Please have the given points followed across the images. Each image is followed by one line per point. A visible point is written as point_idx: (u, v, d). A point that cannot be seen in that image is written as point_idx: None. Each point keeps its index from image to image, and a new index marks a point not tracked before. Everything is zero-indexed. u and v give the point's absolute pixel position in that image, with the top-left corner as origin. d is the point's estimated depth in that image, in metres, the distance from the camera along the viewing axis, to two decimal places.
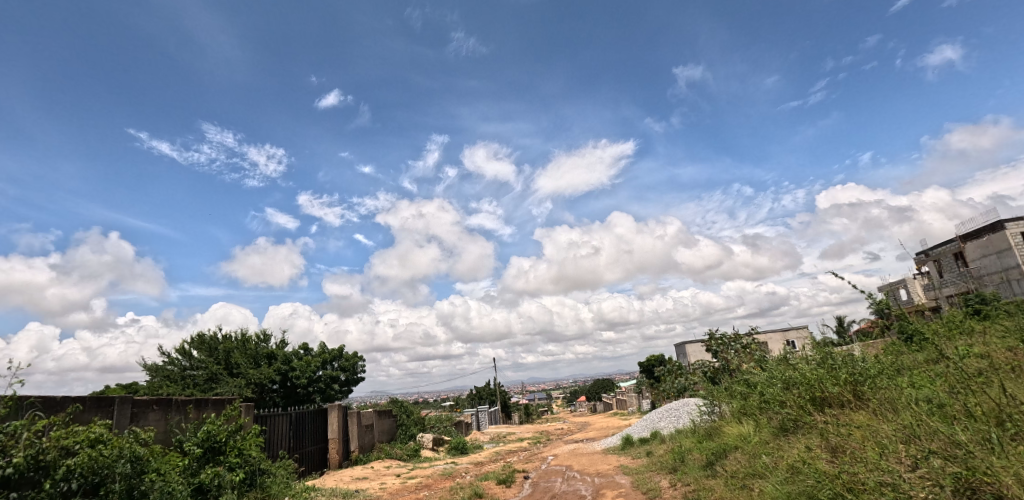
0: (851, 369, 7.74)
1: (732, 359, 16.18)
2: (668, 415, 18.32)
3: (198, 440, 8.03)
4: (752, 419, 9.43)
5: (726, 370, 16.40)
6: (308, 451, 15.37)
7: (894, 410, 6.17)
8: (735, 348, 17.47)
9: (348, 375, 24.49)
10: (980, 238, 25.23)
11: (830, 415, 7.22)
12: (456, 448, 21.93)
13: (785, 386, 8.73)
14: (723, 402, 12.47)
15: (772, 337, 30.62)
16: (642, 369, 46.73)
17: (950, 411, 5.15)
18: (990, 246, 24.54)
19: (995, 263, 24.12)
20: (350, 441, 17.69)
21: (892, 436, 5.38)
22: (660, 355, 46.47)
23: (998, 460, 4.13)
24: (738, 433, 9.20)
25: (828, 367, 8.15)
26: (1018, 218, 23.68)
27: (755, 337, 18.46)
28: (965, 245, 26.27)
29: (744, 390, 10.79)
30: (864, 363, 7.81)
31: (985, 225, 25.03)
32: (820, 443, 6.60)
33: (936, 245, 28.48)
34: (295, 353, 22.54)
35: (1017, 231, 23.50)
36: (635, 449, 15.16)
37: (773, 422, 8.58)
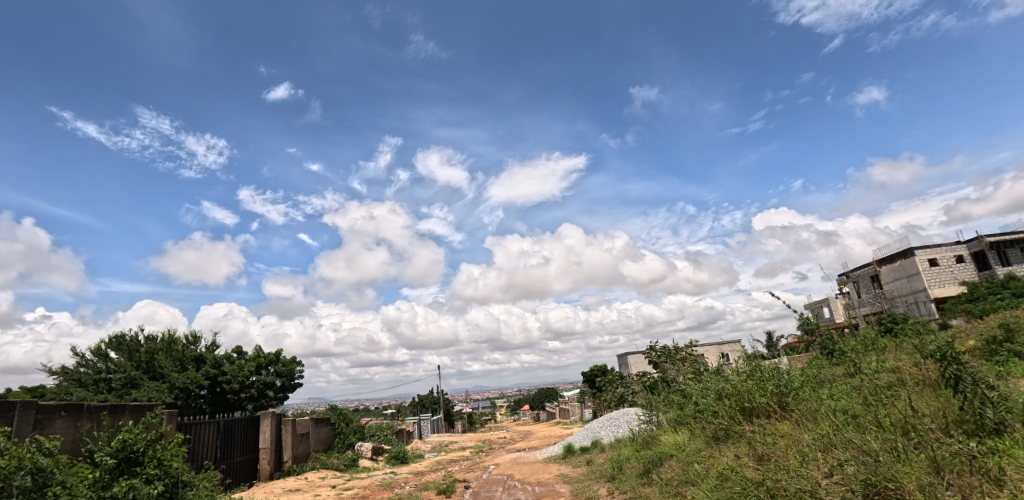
0: (778, 381, 8.22)
1: (671, 370, 16.77)
2: (609, 425, 18.69)
3: (112, 450, 7.47)
4: (686, 428, 9.80)
5: (664, 381, 16.97)
6: (236, 462, 14.62)
7: (814, 421, 6.60)
8: (674, 359, 18.11)
9: (284, 381, 23.49)
10: (893, 263, 27.39)
11: (757, 425, 7.64)
12: (396, 457, 21.46)
13: (717, 396, 9.14)
14: (660, 411, 12.89)
15: (709, 350, 31.94)
16: (585, 379, 47.54)
17: (863, 421, 5.57)
18: (902, 270, 26.70)
19: (906, 286, 26.28)
20: (284, 451, 16.98)
21: (812, 445, 5.75)
22: (603, 365, 47.48)
23: (902, 467, 4.50)
24: (673, 442, 9.52)
25: (756, 379, 8.62)
26: (926, 245, 25.90)
27: (692, 349, 19.22)
28: (880, 268, 28.45)
29: (681, 400, 11.18)
30: (789, 375, 8.31)
31: (898, 251, 27.22)
32: (747, 452, 6.95)
33: (856, 267, 30.71)
34: (226, 356, 21.37)
35: (925, 257, 25.70)
36: (575, 458, 15.39)
37: (705, 431, 8.96)
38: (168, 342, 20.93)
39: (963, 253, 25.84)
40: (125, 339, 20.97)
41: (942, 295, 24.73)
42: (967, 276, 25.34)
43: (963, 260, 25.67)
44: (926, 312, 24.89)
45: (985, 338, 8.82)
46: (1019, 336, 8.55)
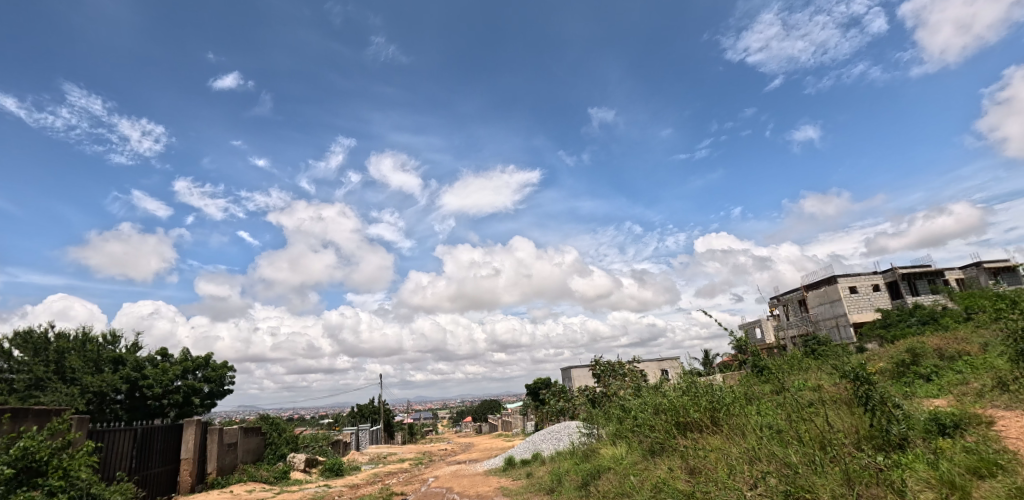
0: (711, 396, 8.60)
1: (612, 385, 17.16)
2: (550, 438, 18.85)
3: (9, 459, 6.81)
4: (625, 442, 10.07)
5: (605, 395, 17.35)
6: (154, 473, 13.67)
7: (742, 435, 6.97)
8: (615, 374, 18.56)
9: (212, 387, 22.23)
10: (819, 289, 29.29)
11: (690, 439, 7.97)
12: (331, 469, 20.72)
13: (655, 410, 9.44)
14: (600, 425, 13.17)
15: (649, 366, 32.90)
16: (529, 391, 47.71)
17: (785, 436, 5.93)
18: (826, 295, 28.57)
19: (829, 310, 28.14)
20: (207, 462, 16.04)
21: (738, 458, 6.08)
22: (547, 378, 47.84)
23: (818, 479, 4.83)
24: (611, 455, 9.76)
25: (691, 395, 8.98)
26: (847, 273, 27.89)
27: (633, 365, 19.73)
28: (807, 293, 30.35)
29: (620, 414, 11.46)
30: (721, 391, 8.72)
31: (823, 277, 29.15)
32: (680, 465, 7.21)
33: (785, 291, 32.65)
34: (148, 359, 20.03)
35: (846, 284, 27.65)
36: (515, 471, 15.42)
37: (642, 444, 9.25)
38: (82, 340, 19.51)
39: (879, 282, 28.00)
40: (33, 336, 19.36)
41: (860, 321, 26.66)
42: (882, 303, 27.41)
43: (879, 289, 27.80)
44: (845, 336, 26.71)
45: (895, 361, 9.59)
46: (924, 359, 9.34)
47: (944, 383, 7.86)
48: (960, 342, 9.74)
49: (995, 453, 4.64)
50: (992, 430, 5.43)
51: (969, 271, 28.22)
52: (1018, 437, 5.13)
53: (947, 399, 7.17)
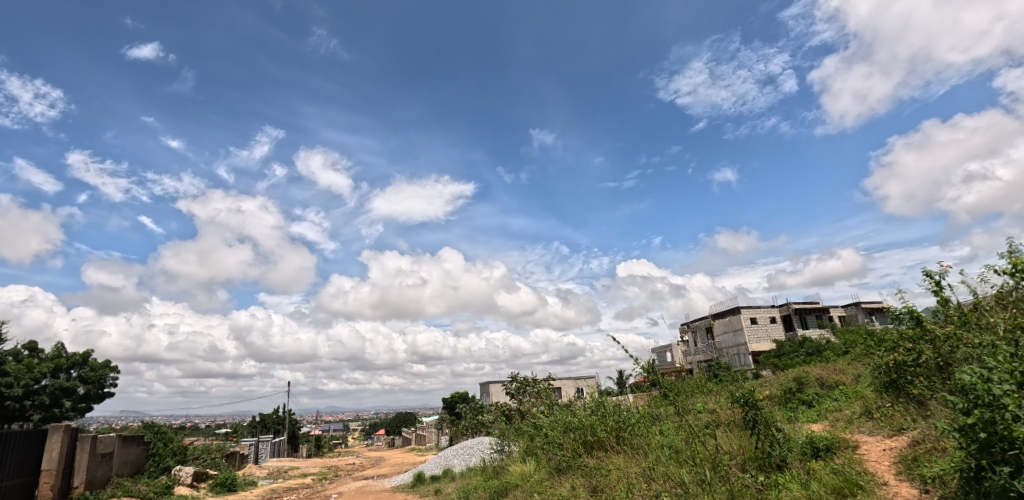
0: (617, 416, 8.85)
1: (526, 403, 17.29)
2: (462, 453, 18.59)
3: None
4: (534, 458, 10.08)
5: (519, 412, 17.43)
6: (5, 487, 11.95)
7: (643, 455, 7.20)
8: (530, 390, 18.72)
9: (89, 389, 19.95)
10: (724, 318, 31.33)
11: (595, 458, 8.13)
12: (222, 483, 19.14)
13: (564, 429, 9.50)
14: (512, 441, 13.22)
15: (566, 383, 33.54)
16: (445, 405, 46.95)
17: (681, 456, 6.17)
18: (729, 325, 30.62)
19: (731, 339, 30.18)
20: (74, 475, 14.27)
21: (637, 477, 6.27)
22: (464, 392, 47.32)
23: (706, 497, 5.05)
24: (520, 472, 9.75)
25: (599, 414, 9.18)
26: (749, 305, 30.10)
27: (549, 382, 20.01)
28: (713, 322, 32.36)
29: (532, 431, 11.47)
30: (627, 412, 9.00)
31: (728, 307, 31.24)
32: (583, 483, 7.33)
33: (695, 318, 34.62)
34: (11, 354, 17.65)
35: (747, 315, 29.81)
36: (424, 487, 15.04)
37: (550, 461, 9.33)
38: None
39: (775, 315, 30.42)
40: None
41: (758, 350, 28.75)
42: (777, 335, 29.78)
43: (775, 321, 30.18)
44: (744, 363, 28.70)
45: (784, 388, 10.38)
46: (808, 387, 10.19)
47: (822, 410, 8.62)
48: (838, 373, 10.73)
49: (857, 474, 5.11)
50: (857, 454, 5.99)
51: (850, 309, 31.39)
52: (877, 460, 5.69)
53: (823, 424, 7.84)
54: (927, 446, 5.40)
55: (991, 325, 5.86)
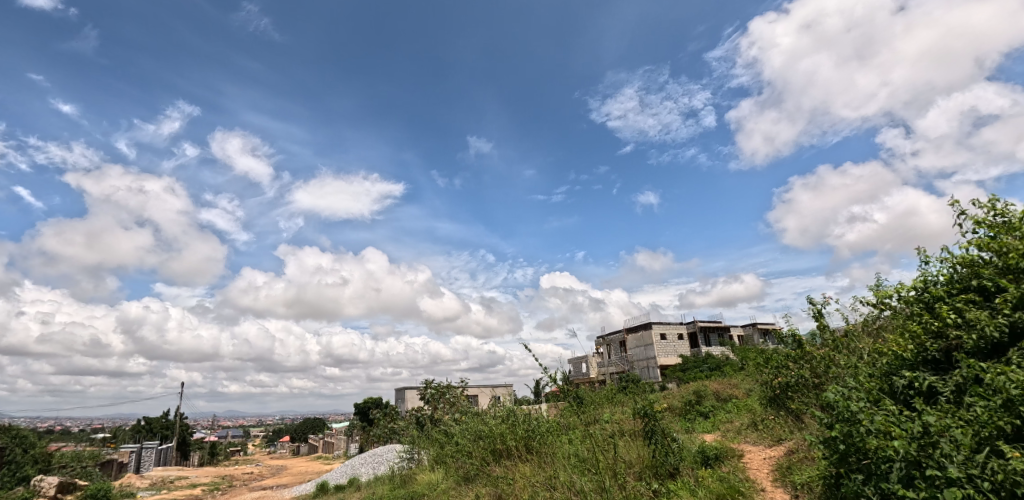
0: (527, 425, 8.93)
1: (439, 410, 17.05)
2: (370, 461, 17.95)
3: None
4: (443, 467, 9.90)
5: (432, 419, 17.14)
6: None
7: (549, 463, 7.32)
8: (445, 397, 18.50)
9: None
10: (636, 332, 32.74)
11: (503, 466, 8.16)
12: (91, 495, 17.03)
13: (475, 437, 9.38)
14: (422, 449, 12.95)
15: (482, 391, 33.50)
16: (357, 411, 45.24)
17: (584, 464, 6.33)
18: (641, 339, 32.05)
19: (642, 353, 31.60)
20: None
21: (540, 485, 6.36)
22: (378, 398, 45.84)
23: None
24: (427, 481, 9.55)
25: (509, 423, 9.22)
26: (660, 321, 31.70)
27: (465, 389, 19.86)
28: (627, 335, 33.74)
29: (443, 438, 11.28)
30: (537, 421, 9.11)
31: (641, 322, 32.70)
32: (489, 492, 7.32)
33: (610, 331, 35.89)
34: None
35: (658, 330, 31.37)
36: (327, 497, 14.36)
37: (459, 470, 9.23)
38: None
39: (683, 331, 32.26)
40: None
41: (665, 364, 30.32)
42: (683, 350, 31.57)
43: (682, 338, 31.99)
44: (652, 376, 30.14)
45: (684, 400, 10.97)
46: (705, 400, 10.86)
47: (716, 421, 9.22)
48: (732, 388, 11.53)
49: (739, 481, 5.48)
50: (742, 462, 6.46)
51: (748, 329, 34.00)
52: (758, 468, 6.15)
53: (715, 434, 8.39)
54: (800, 455, 5.90)
55: (857, 349, 6.53)
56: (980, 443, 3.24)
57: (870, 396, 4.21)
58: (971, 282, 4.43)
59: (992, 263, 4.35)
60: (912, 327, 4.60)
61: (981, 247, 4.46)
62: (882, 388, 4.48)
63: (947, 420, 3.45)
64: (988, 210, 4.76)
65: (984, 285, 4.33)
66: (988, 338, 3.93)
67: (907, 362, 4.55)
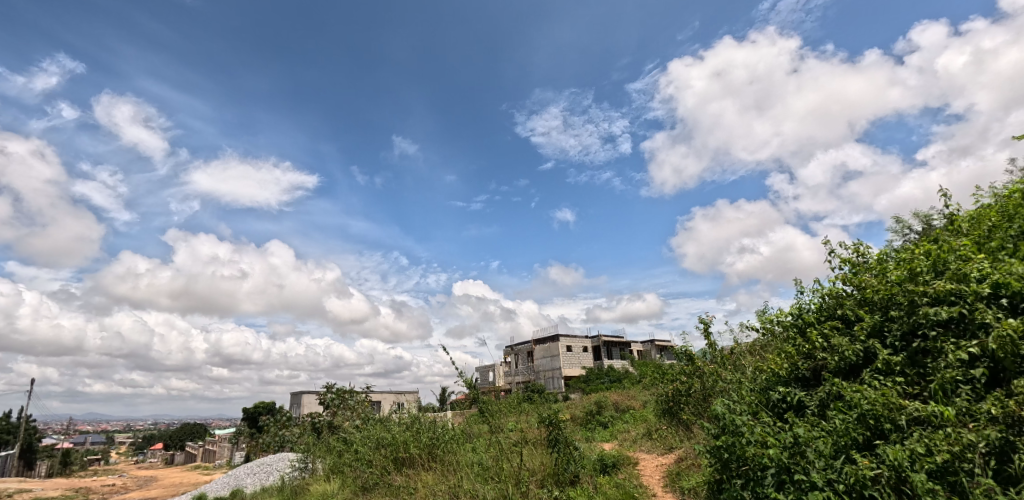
0: (431, 433, 8.81)
1: (339, 416, 16.33)
2: (258, 471, 16.72)
3: None
4: (339, 477, 9.41)
5: (330, 426, 16.36)
6: None
7: (452, 471, 7.29)
8: (346, 403, 17.76)
9: None
10: (544, 343, 33.55)
11: (404, 475, 7.98)
12: None
13: (376, 445, 9.05)
14: (318, 458, 12.31)
15: (386, 397, 32.61)
16: (245, 416, 42.03)
17: (487, 473, 6.38)
18: (548, 350, 32.89)
19: (548, 363, 32.44)
20: None
21: (443, 493, 6.34)
22: (271, 402, 42.94)
23: None
24: (321, 492, 9.06)
25: (413, 430, 9.02)
26: (567, 333, 32.76)
27: (368, 395, 19.18)
28: (534, 346, 34.46)
29: (341, 447, 10.75)
30: (442, 429, 9.02)
31: (549, 334, 33.58)
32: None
33: (519, 341, 36.46)
34: None
35: (565, 343, 32.39)
36: None
37: (356, 480, 8.84)
38: None
39: (588, 345, 33.52)
40: None
41: (569, 375, 31.30)
42: (587, 363, 32.82)
43: (587, 350, 33.23)
44: (556, 386, 30.99)
45: (586, 411, 11.42)
46: (605, 410, 11.39)
47: (614, 430, 9.70)
48: (630, 399, 12.19)
49: (634, 487, 5.80)
50: (636, 469, 6.86)
51: (646, 345, 36.09)
52: (650, 475, 6.57)
53: (613, 443, 8.83)
54: (688, 463, 6.38)
55: (741, 366, 7.19)
56: (838, 451, 3.70)
57: (751, 409, 4.66)
58: (837, 311, 5.06)
59: (853, 296, 5.02)
60: (788, 349, 5.17)
61: (845, 281, 5.13)
62: (761, 402, 4.98)
63: (813, 431, 3.89)
64: (852, 250, 5.48)
65: (847, 315, 4.97)
66: (847, 360, 4.51)
67: (782, 378, 5.10)
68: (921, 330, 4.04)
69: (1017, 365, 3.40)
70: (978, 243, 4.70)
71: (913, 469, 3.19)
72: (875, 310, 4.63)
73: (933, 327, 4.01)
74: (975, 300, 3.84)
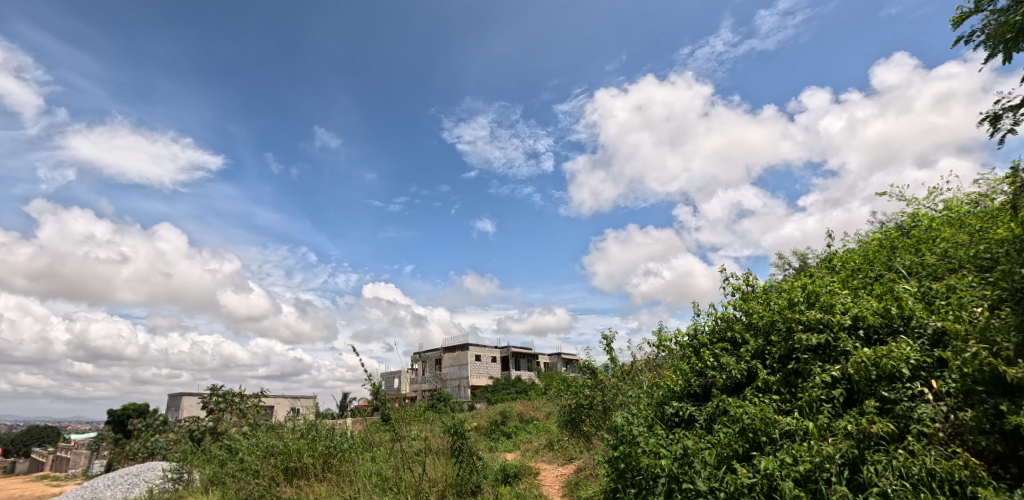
0: (328, 442, 8.36)
1: (224, 422, 15.04)
2: (120, 483, 14.91)
3: None
4: (218, 489, 8.58)
5: (212, 433, 15.01)
6: None
7: (348, 483, 6.99)
8: (234, 408, 16.43)
9: None
10: (453, 352, 33.31)
11: (295, 487, 7.48)
12: None
13: (264, 454, 8.30)
14: (196, 468, 11.21)
15: (280, 402, 30.62)
16: (110, 420, 37.43)
17: (386, 483, 6.21)
18: (457, 359, 32.69)
19: (456, 372, 32.24)
20: None
21: None
22: (143, 405, 38.63)
23: None
24: None
25: (308, 438, 8.47)
26: (476, 343, 32.78)
27: (259, 399, 17.88)
28: (443, 354, 34.11)
29: (224, 456, 9.87)
30: (340, 438, 8.60)
31: (459, 343, 33.41)
32: None
33: (427, 349, 35.91)
34: None
35: (473, 352, 32.37)
36: None
37: (238, 492, 8.10)
38: None
39: (496, 355, 33.78)
40: None
41: (476, 384, 31.29)
42: (494, 373, 32.99)
43: (495, 361, 33.45)
44: (462, 396, 30.85)
45: (491, 420, 11.49)
46: (509, 420, 11.53)
47: (517, 440, 9.85)
48: (534, 410, 12.43)
49: None
50: (537, 479, 7.02)
51: (553, 358, 37.03)
52: (550, 484, 6.76)
53: (516, 453, 8.97)
54: (586, 473, 6.64)
55: (639, 381, 7.62)
56: (720, 462, 4.04)
57: (647, 422, 4.94)
58: (726, 334, 5.54)
59: (741, 320, 5.51)
60: (683, 366, 5.56)
61: (735, 306, 5.63)
62: (656, 415, 5.29)
63: (701, 443, 4.22)
64: (743, 279, 6.03)
65: (735, 338, 5.45)
66: (733, 378, 4.94)
67: (676, 393, 5.47)
68: (795, 354, 4.53)
69: (869, 388, 3.91)
70: (845, 280, 5.36)
71: (782, 477, 3.56)
72: (758, 334, 5.13)
73: (805, 352, 4.50)
74: (838, 329, 4.38)
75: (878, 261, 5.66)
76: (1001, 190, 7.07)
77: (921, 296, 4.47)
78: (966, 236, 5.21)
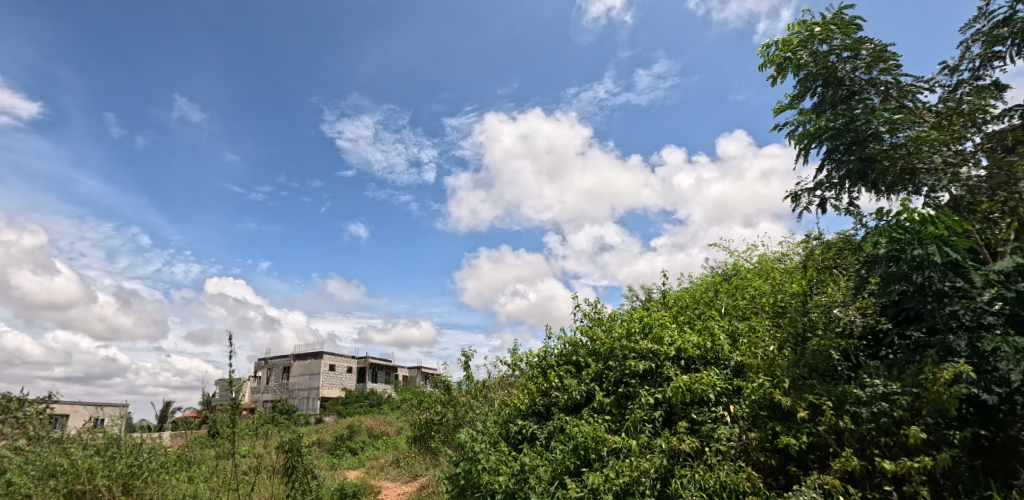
0: (133, 459, 7.20)
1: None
2: None
3: None
4: None
5: None
6: None
7: None
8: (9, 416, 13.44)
9: None
10: (305, 360, 31.05)
11: None
12: None
13: (42, 474, 6.88)
14: None
15: (79, 409, 25.81)
16: None
17: None
18: (308, 367, 30.51)
19: (306, 382, 30.05)
20: None
21: None
22: None
23: None
24: None
25: (106, 455, 7.20)
26: (332, 351, 30.96)
27: (47, 406, 14.84)
28: (293, 362, 31.62)
29: None
30: (150, 454, 7.47)
31: (312, 351, 31.26)
32: None
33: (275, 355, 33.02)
34: None
35: (328, 361, 30.50)
36: None
37: None
38: None
39: (353, 365, 32.19)
40: None
41: (326, 396, 29.44)
42: (348, 384, 31.34)
43: (350, 371, 31.83)
44: (310, 407, 28.76)
45: (336, 435, 10.86)
46: (356, 435, 11.01)
47: (362, 457, 9.42)
48: (384, 424, 12.04)
49: None
50: None
51: (413, 371, 36.32)
52: None
53: (359, 471, 8.58)
54: (428, 490, 6.58)
55: (490, 398, 7.78)
56: (554, 477, 4.26)
57: (492, 440, 5.04)
58: (571, 357, 5.91)
59: (585, 346, 5.92)
60: (530, 386, 5.80)
61: (582, 332, 6.04)
62: (501, 433, 5.43)
63: (538, 460, 4.42)
64: (592, 307, 6.53)
65: (579, 361, 5.83)
66: (573, 398, 5.28)
67: (522, 411, 5.69)
68: (628, 378, 4.98)
69: (682, 410, 4.44)
70: (674, 315, 6.06)
71: (605, 491, 3.87)
72: (598, 359, 5.55)
73: (635, 376, 4.98)
74: (664, 358, 4.92)
75: (703, 301, 6.49)
76: (797, 251, 8.58)
77: (730, 334, 5.20)
78: (769, 286, 6.21)
